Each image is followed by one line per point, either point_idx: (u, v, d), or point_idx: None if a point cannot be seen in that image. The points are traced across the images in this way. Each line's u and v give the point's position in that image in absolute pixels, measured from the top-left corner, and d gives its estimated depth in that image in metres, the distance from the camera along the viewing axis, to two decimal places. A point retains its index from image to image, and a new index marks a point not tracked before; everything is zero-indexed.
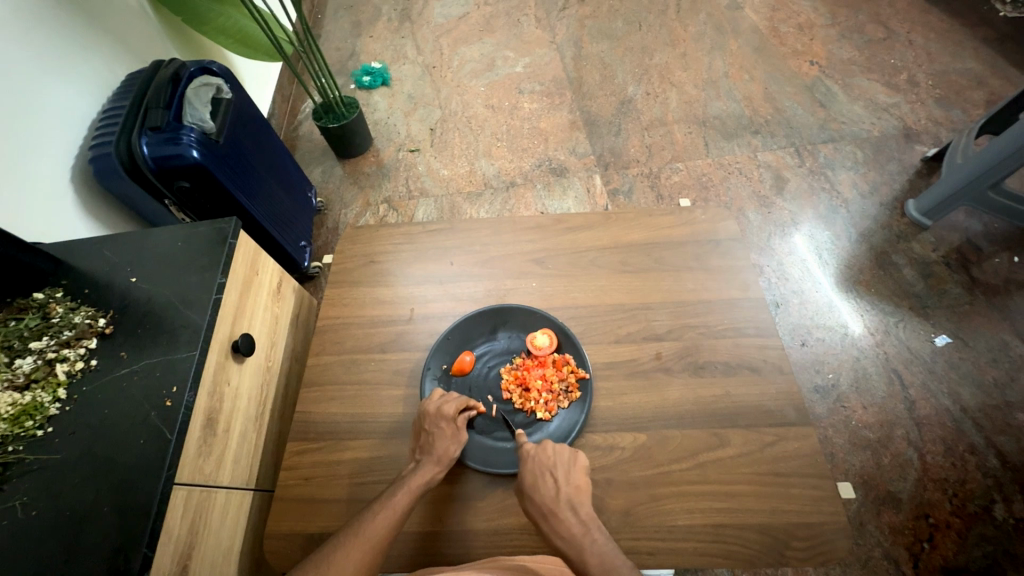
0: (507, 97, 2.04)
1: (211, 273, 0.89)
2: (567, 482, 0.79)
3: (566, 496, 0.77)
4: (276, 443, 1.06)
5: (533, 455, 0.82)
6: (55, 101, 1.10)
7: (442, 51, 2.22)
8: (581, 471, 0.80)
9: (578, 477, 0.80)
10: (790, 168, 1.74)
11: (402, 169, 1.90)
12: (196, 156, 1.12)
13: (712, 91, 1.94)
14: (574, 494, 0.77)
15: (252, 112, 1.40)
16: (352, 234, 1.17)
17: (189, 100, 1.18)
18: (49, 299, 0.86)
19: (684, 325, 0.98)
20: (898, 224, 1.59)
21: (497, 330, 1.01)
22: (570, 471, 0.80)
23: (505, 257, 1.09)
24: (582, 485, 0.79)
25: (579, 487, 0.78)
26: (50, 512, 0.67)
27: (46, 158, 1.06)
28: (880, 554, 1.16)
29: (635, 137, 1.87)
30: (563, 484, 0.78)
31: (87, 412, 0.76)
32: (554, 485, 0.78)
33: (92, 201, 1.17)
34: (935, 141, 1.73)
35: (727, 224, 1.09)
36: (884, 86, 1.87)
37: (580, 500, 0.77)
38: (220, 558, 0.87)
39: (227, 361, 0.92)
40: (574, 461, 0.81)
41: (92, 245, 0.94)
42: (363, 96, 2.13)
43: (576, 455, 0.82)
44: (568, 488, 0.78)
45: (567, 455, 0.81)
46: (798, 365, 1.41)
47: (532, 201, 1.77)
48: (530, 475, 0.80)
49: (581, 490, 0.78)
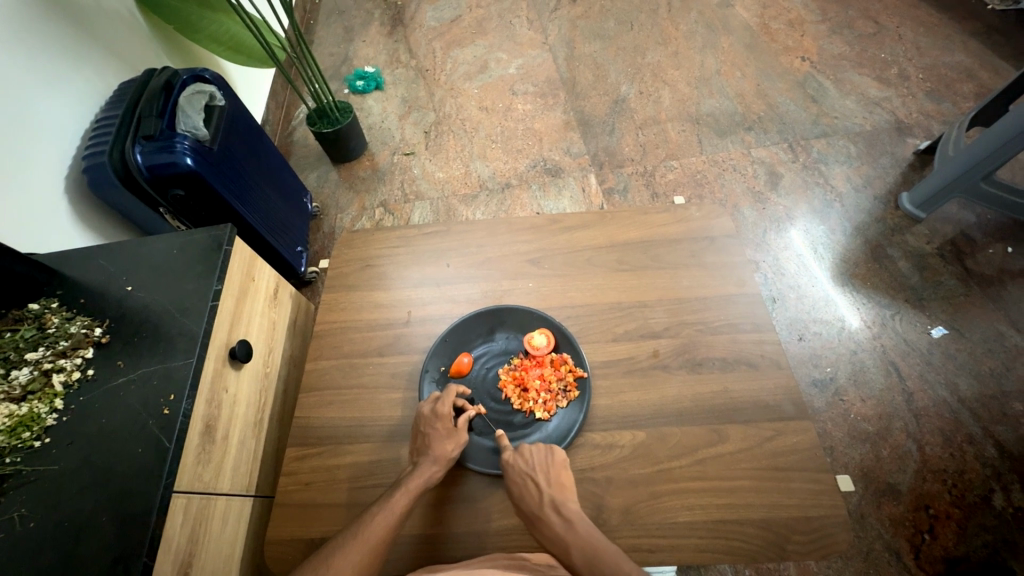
0: (501, 99, 2.04)
1: (207, 280, 0.89)
2: (549, 483, 0.79)
3: (549, 497, 0.77)
4: (275, 449, 1.06)
5: (512, 460, 0.82)
6: (47, 111, 1.10)
7: (434, 54, 2.23)
8: (560, 467, 0.82)
9: (558, 473, 0.81)
10: (784, 163, 1.75)
11: (397, 172, 1.90)
12: (190, 164, 1.12)
13: (705, 89, 1.95)
14: (557, 493, 0.78)
15: (245, 118, 1.40)
16: (348, 238, 1.17)
17: (182, 108, 1.18)
18: (45, 309, 0.86)
19: (681, 322, 0.98)
20: (892, 217, 1.60)
21: (494, 331, 1.01)
22: (550, 470, 0.81)
23: (501, 258, 1.09)
24: (563, 482, 0.80)
25: (560, 485, 0.79)
26: (49, 524, 0.67)
27: (40, 169, 1.06)
28: (881, 546, 1.16)
29: (628, 136, 1.87)
30: (545, 486, 0.78)
31: (85, 421, 0.75)
32: (536, 489, 0.78)
33: (86, 210, 1.17)
34: (927, 133, 1.73)
35: (722, 221, 1.10)
36: (876, 81, 1.88)
37: (562, 497, 0.78)
38: (221, 566, 0.86)
39: (225, 367, 0.91)
40: (552, 459, 0.82)
41: (88, 254, 0.94)
42: (356, 100, 2.13)
43: (553, 451, 0.83)
44: (550, 489, 0.78)
45: (544, 455, 0.82)
46: (796, 360, 1.41)
47: (528, 201, 1.77)
48: (513, 482, 0.80)
49: (562, 486, 0.80)
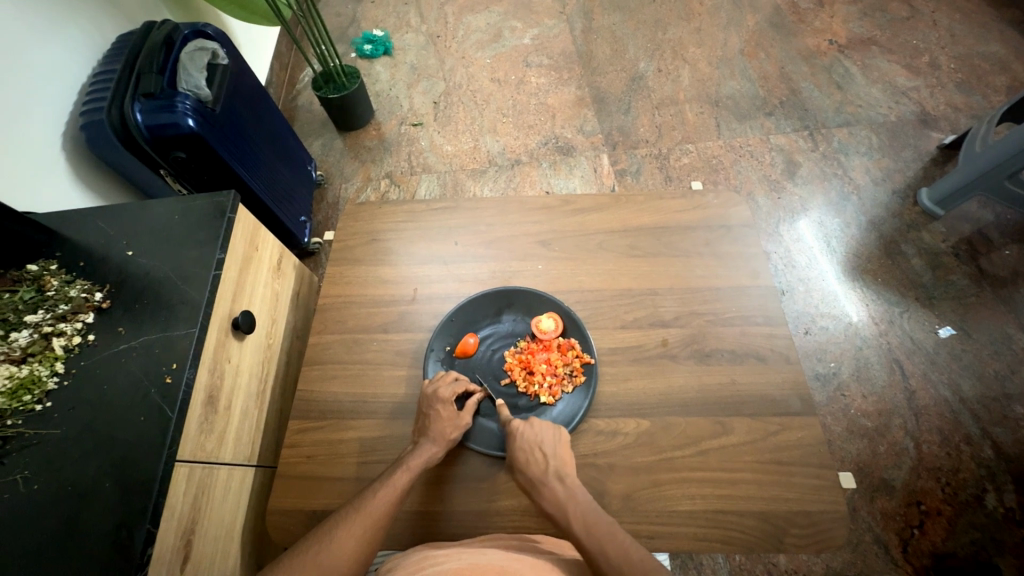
0: (514, 71, 1.97)
1: (210, 248, 0.86)
2: (554, 455, 0.79)
3: (553, 467, 0.77)
4: (277, 420, 1.06)
5: (520, 431, 0.82)
6: (42, 62, 1.05)
7: (447, 20, 2.15)
8: (566, 445, 0.81)
9: (564, 451, 0.80)
10: (802, 151, 1.71)
11: (404, 143, 1.85)
12: (192, 125, 1.08)
13: (726, 69, 1.88)
14: (561, 465, 0.77)
15: (249, 79, 1.35)
16: (353, 211, 1.14)
17: (183, 65, 1.13)
18: (44, 271, 0.83)
19: (691, 312, 0.96)
20: (909, 213, 1.57)
21: (502, 312, 0.99)
22: (556, 445, 0.80)
23: (511, 238, 1.07)
24: (568, 459, 0.79)
25: (564, 460, 0.79)
26: (52, 488, 0.67)
27: (35, 124, 1.02)
28: (870, 539, 1.18)
29: (644, 116, 1.82)
30: (550, 457, 0.78)
31: (87, 386, 0.75)
32: (542, 458, 0.78)
33: (85, 168, 1.14)
34: (952, 128, 1.68)
35: (740, 210, 1.07)
36: (904, 69, 1.82)
37: (567, 470, 0.77)
38: (223, 534, 0.87)
39: (227, 337, 0.90)
40: (558, 435, 0.82)
41: (88, 215, 0.92)
42: (364, 65, 2.06)
43: (560, 430, 0.82)
44: (554, 460, 0.78)
45: (551, 431, 0.82)
46: (801, 353, 1.40)
47: (537, 179, 1.73)
48: (518, 449, 0.80)
49: (567, 462, 0.79)
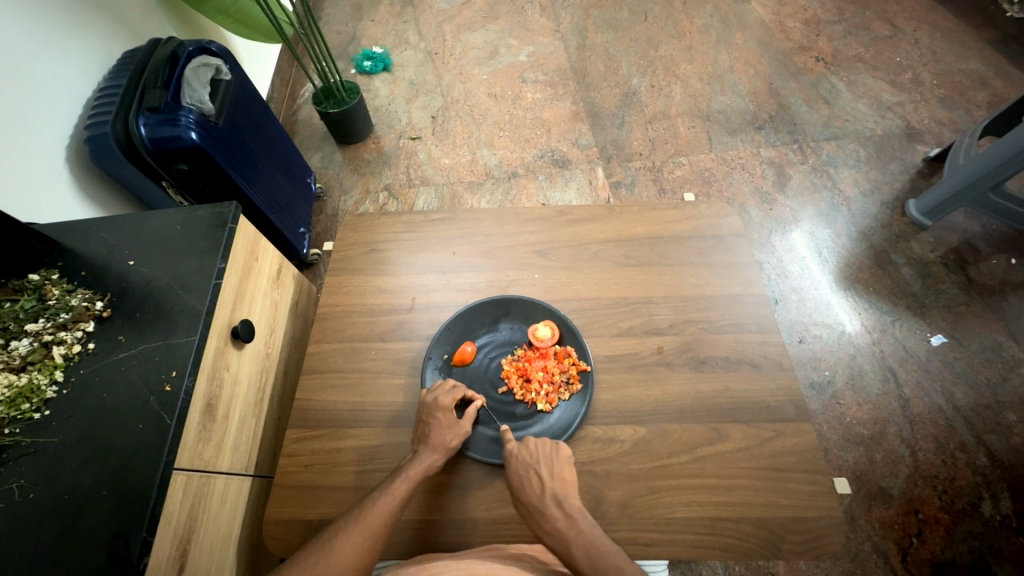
0: (510, 86, 2.02)
1: (211, 257, 0.88)
2: (552, 476, 0.78)
3: (551, 492, 0.76)
4: (274, 430, 1.06)
5: (516, 453, 0.82)
6: (48, 78, 1.08)
7: (444, 37, 2.20)
8: (565, 462, 0.80)
9: (562, 469, 0.79)
10: (792, 164, 1.74)
11: (402, 156, 1.88)
12: (194, 138, 1.10)
13: (717, 85, 1.93)
14: (559, 488, 0.77)
15: (251, 94, 1.38)
16: (352, 222, 1.15)
17: (187, 81, 1.16)
18: (46, 280, 0.84)
19: (685, 320, 0.98)
20: (898, 224, 1.60)
21: (499, 321, 1.00)
22: (554, 464, 0.80)
23: (508, 248, 1.08)
24: (567, 478, 0.79)
25: (563, 480, 0.78)
26: (49, 496, 0.67)
27: (41, 137, 1.04)
28: (869, 548, 1.18)
29: (638, 130, 1.86)
30: (548, 479, 0.77)
31: (86, 394, 0.75)
32: (539, 481, 0.77)
33: (87, 180, 1.15)
34: (937, 141, 1.73)
35: (731, 219, 1.09)
36: (889, 85, 1.87)
37: (565, 492, 0.77)
38: (219, 544, 0.86)
39: (226, 346, 0.91)
40: (556, 453, 0.81)
41: (90, 226, 0.93)
42: (363, 81, 2.10)
43: (558, 447, 0.82)
44: (552, 483, 0.77)
45: (548, 448, 0.82)
46: (796, 361, 1.42)
47: (534, 192, 1.76)
48: (514, 473, 0.79)
49: (566, 482, 0.78)
